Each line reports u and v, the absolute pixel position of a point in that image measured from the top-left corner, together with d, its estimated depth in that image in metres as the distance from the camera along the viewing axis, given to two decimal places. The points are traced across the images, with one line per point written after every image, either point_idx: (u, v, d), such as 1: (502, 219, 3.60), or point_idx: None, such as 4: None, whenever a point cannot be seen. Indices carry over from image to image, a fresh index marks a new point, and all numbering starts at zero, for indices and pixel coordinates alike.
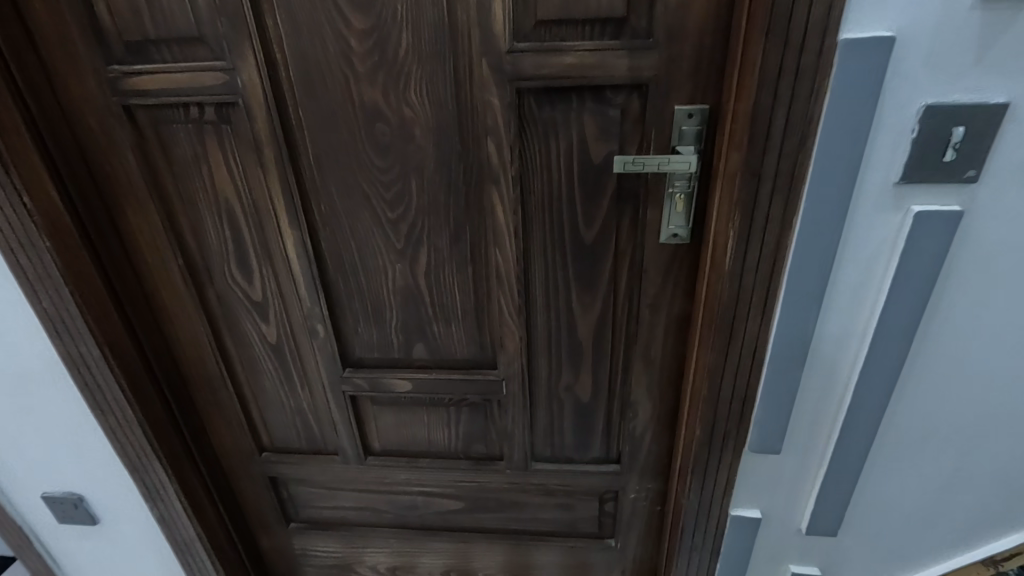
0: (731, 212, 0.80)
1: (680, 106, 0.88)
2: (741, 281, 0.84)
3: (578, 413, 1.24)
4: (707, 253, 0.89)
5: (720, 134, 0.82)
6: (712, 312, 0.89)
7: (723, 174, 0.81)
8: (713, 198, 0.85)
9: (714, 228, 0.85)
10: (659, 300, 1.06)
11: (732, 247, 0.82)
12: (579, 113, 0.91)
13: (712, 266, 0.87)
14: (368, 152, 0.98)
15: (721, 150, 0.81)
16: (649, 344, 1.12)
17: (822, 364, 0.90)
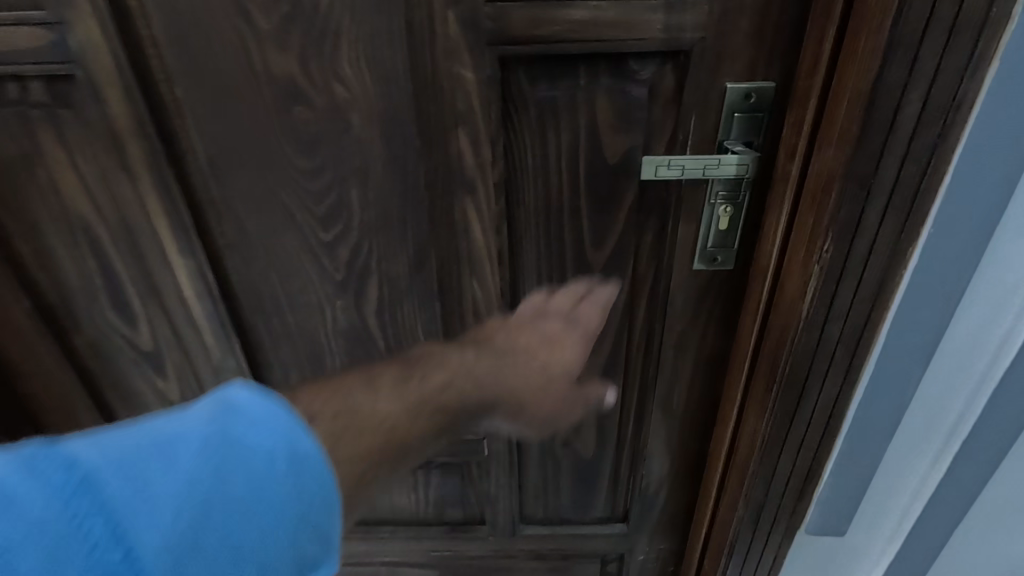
0: (820, 240, 0.55)
1: (733, 84, 0.62)
2: (824, 334, 0.60)
3: (577, 469, 1.00)
4: (767, 289, 0.65)
5: (794, 125, 0.57)
6: (774, 370, 0.65)
7: (808, 185, 0.56)
8: (786, 216, 0.60)
9: (786, 260, 0.61)
10: (686, 340, 0.82)
11: (813, 288, 0.58)
12: (589, 92, 0.64)
13: (778, 310, 0.63)
14: (284, 149, 0.68)
15: (804, 148, 0.56)
16: (670, 391, 0.88)
17: (912, 434, 0.67)
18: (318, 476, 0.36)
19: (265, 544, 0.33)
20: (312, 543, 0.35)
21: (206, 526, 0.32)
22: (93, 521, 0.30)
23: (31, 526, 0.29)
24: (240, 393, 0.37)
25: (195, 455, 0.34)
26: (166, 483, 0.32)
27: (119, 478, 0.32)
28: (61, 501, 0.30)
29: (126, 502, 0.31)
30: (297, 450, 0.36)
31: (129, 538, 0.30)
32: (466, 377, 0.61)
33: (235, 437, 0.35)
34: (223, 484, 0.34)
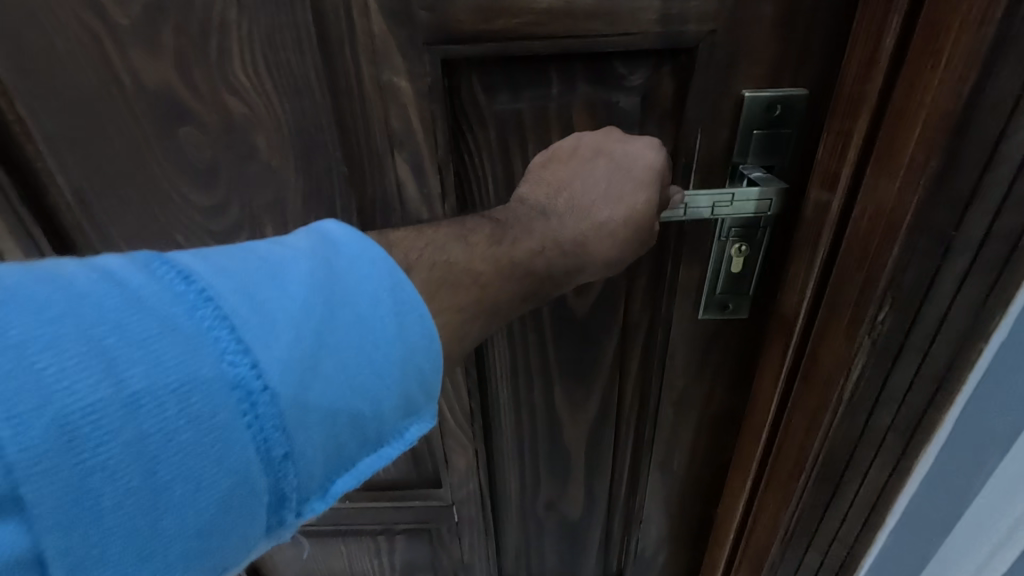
0: (873, 308, 0.42)
1: (752, 93, 0.47)
2: (872, 422, 0.46)
3: (564, 531, 0.87)
4: (790, 358, 0.51)
5: (827, 152, 0.44)
6: (802, 457, 0.52)
7: (854, 235, 0.42)
8: (820, 271, 0.46)
9: (818, 326, 0.47)
10: (689, 396, 0.68)
11: (861, 366, 0.44)
12: (564, 105, 0.49)
13: (808, 386, 0.49)
14: (174, 182, 0.53)
15: (845, 187, 0.42)
16: (670, 450, 0.74)
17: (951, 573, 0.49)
18: (420, 318, 0.34)
19: (381, 374, 0.33)
20: (420, 383, 0.34)
21: (326, 350, 0.31)
22: (219, 326, 0.28)
23: (154, 334, 0.27)
24: (337, 227, 0.35)
25: (308, 278, 0.32)
26: (282, 301, 0.30)
27: (234, 287, 0.30)
28: (187, 306, 0.28)
29: (242, 308, 0.29)
30: (400, 288, 0.34)
31: (252, 352, 0.28)
32: (552, 245, 0.44)
33: (343, 268, 0.33)
34: (337, 315, 0.32)
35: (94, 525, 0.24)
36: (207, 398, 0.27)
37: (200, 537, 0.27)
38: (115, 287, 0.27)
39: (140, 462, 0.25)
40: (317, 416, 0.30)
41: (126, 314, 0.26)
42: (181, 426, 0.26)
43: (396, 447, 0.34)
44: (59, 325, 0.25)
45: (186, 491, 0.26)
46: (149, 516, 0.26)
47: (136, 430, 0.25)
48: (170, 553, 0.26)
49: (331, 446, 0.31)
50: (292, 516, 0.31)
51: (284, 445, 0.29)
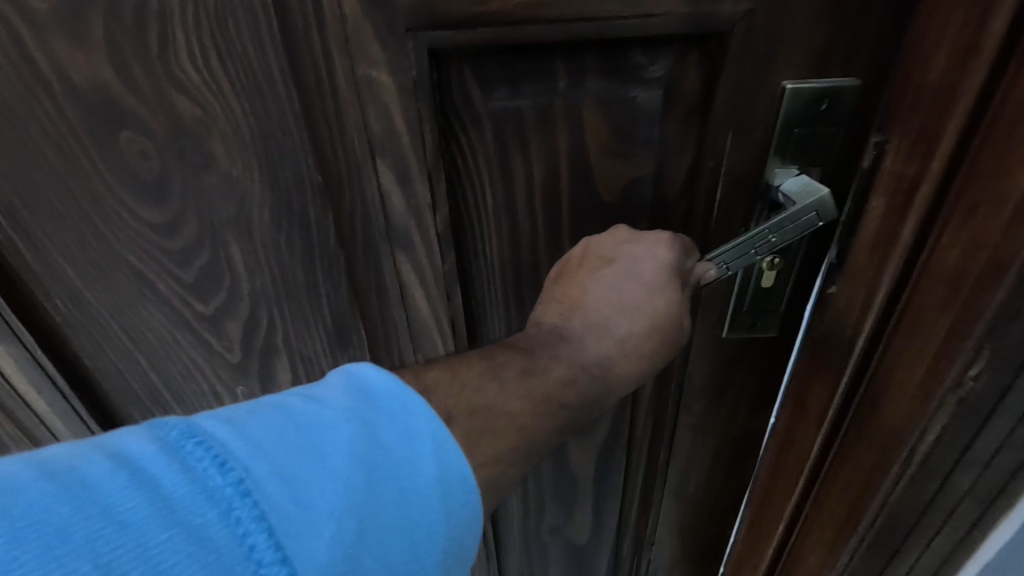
0: (968, 355, 0.40)
1: (793, 83, 0.40)
2: (947, 476, 0.46)
3: (571, 554, 0.81)
4: (841, 394, 0.49)
5: (895, 164, 0.40)
6: (851, 493, 0.51)
7: (938, 265, 0.40)
8: (883, 305, 0.44)
9: (887, 367, 0.45)
10: (709, 420, 0.62)
11: (939, 413, 0.43)
12: (572, 100, 0.42)
13: (869, 426, 0.48)
14: (120, 196, 0.45)
15: (921, 207, 0.39)
16: (686, 474, 0.68)
17: None
18: (463, 482, 0.31)
19: (419, 557, 0.29)
20: (454, 559, 0.31)
21: (364, 539, 0.27)
22: (255, 530, 0.24)
23: (183, 551, 0.23)
24: (375, 374, 0.32)
25: (346, 449, 0.28)
26: (322, 485, 0.27)
27: (271, 474, 0.26)
28: (219, 508, 0.24)
29: (280, 502, 0.25)
30: (444, 450, 0.31)
31: (291, 557, 0.25)
32: (582, 370, 0.42)
33: (382, 430, 0.30)
34: (378, 491, 0.28)
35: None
36: None
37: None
38: (141, 490, 0.23)
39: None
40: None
41: (154, 531, 0.22)
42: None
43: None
44: (79, 554, 0.21)
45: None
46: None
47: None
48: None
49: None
50: None
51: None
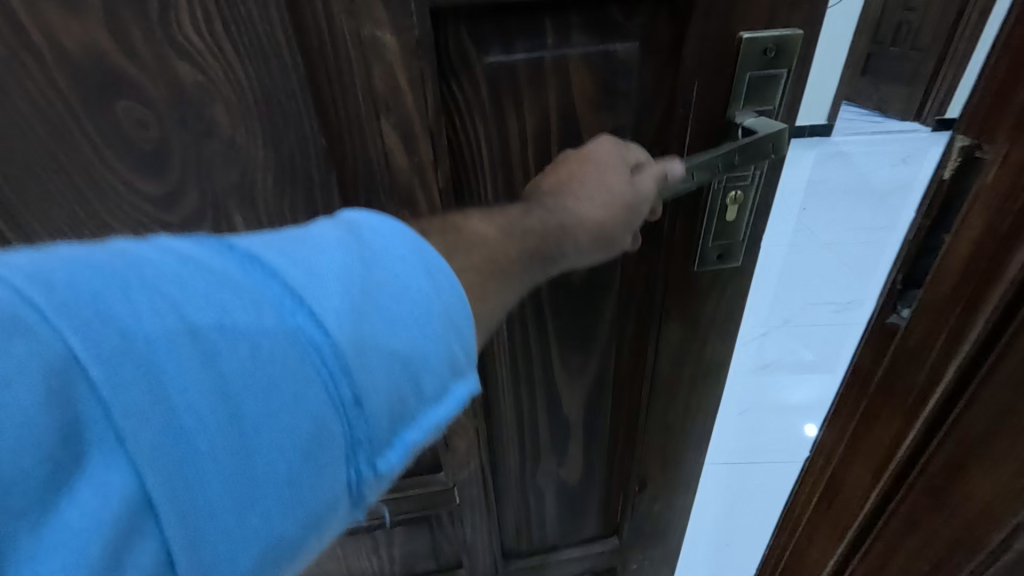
0: None
1: (749, 35, 0.46)
2: None
3: (564, 496, 0.87)
4: (908, 446, 0.38)
5: (999, 175, 0.29)
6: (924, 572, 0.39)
7: None
8: (972, 352, 0.32)
9: (980, 427, 0.33)
10: (684, 351, 0.69)
11: None
12: (560, 57, 0.46)
13: (948, 496, 0.36)
14: (117, 170, 0.45)
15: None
16: (667, 406, 0.76)
17: None
18: (449, 278, 0.32)
19: (425, 332, 0.30)
20: (460, 341, 0.32)
21: (374, 300, 0.29)
22: (272, 281, 0.26)
23: (217, 285, 0.25)
24: (352, 212, 0.33)
25: (338, 243, 0.30)
26: (324, 259, 0.29)
27: (276, 252, 0.28)
28: (239, 266, 0.26)
29: (289, 267, 0.27)
30: (428, 254, 0.32)
31: (308, 303, 0.27)
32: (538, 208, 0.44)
33: (367, 236, 0.31)
34: (376, 274, 0.30)
35: (190, 474, 0.23)
36: (276, 348, 0.25)
37: (283, 490, 0.25)
38: (169, 251, 0.25)
39: (222, 406, 0.23)
40: (380, 364, 0.28)
41: (187, 273, 0.25)
42: (254, 369, 0.24)
43: (450, 401, 0.32)
44: (127, 280, 0.23)
45: (269, 437, 0.24)
46: (235, 463, 0.23)
47: (217, 373, 0.24)
48: (258, 508, 0.24)
49: (397, 396, 0.29)
50: (364, 470, 0.28)
51: (353, 392, 0.27)
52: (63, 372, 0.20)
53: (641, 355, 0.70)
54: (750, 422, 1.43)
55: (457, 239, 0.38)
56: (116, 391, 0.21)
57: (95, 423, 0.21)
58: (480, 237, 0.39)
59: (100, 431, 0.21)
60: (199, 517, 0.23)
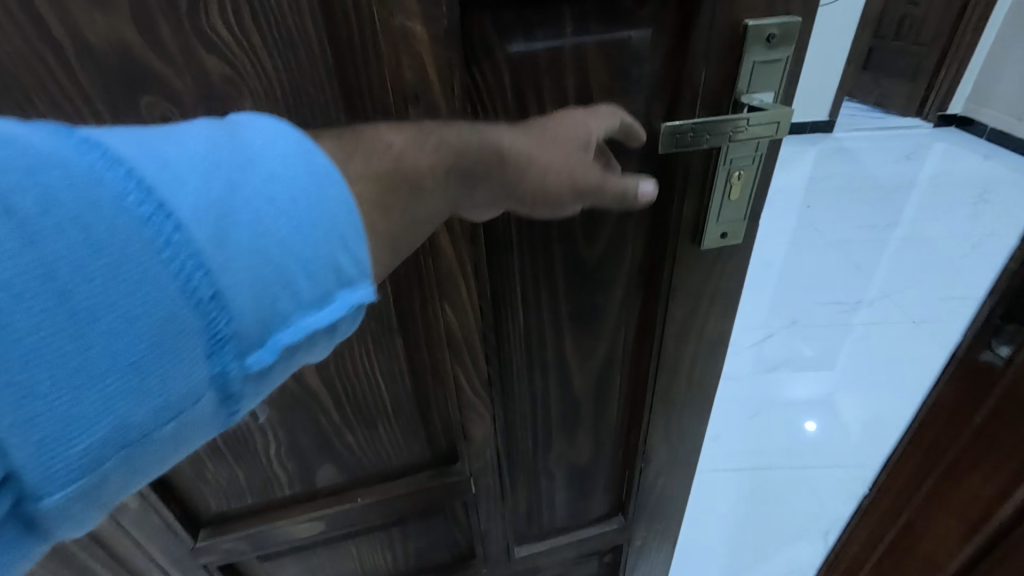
0: None
1: (754, 22, 0.49)
2: None
3: (573, 478, 0.90)
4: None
5: None
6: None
7: None
8: None
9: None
10: (688, 328, 0.73)
11: None
12: (579, 46, 0.48)
13: None
14: None
15: None
16: (671, 384, 0.79)
17: None
18: (334, 183, 0.33)
19: (302, 231, 0.31)
20: (343, 247, 0.33)
21: (241, 197, 0.29)
22: (115, 171, 0.26)
23: (47, 166, 0.24)
24: (239, 113, 0.34)
25: (208, 142, 0.30)
26: (187, 156, 0.29)
27: (130, 145, 0.28)
28: (79, 152, 0.26)
29: (142, 160, 0.27)
30: (314, 158, 0.33)
31: (161, 196, 0.27)
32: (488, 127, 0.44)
33: (245, 136, 0.32)
34: (250, 173, 0.31)
35: (13, 349, 0.22)
36: (118, 236, 0.25)
37: (119, 373, 0.25)
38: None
39: (50, 284, 0.23)
40: (243, 262, 0.29)
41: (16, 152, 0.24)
42: (89, 253, 0.24)
43: (335, 307, 0.33)
44: None
45: (105, 323, 0.25)
46: (63, 345, 0.24)
47: (46, 257, 0.23)
48: (88, 389, 0.24)
49: (262, 293, 0.30)
50: (227, 366, 0.29)
51: (210, 286, 0.27)
52: None
53: (648, 336, 0.73)
54: (761, 423, 1.45)
55: (384, 152, 0.39)
56: None
57: None
58: (388, 146, 0.40)
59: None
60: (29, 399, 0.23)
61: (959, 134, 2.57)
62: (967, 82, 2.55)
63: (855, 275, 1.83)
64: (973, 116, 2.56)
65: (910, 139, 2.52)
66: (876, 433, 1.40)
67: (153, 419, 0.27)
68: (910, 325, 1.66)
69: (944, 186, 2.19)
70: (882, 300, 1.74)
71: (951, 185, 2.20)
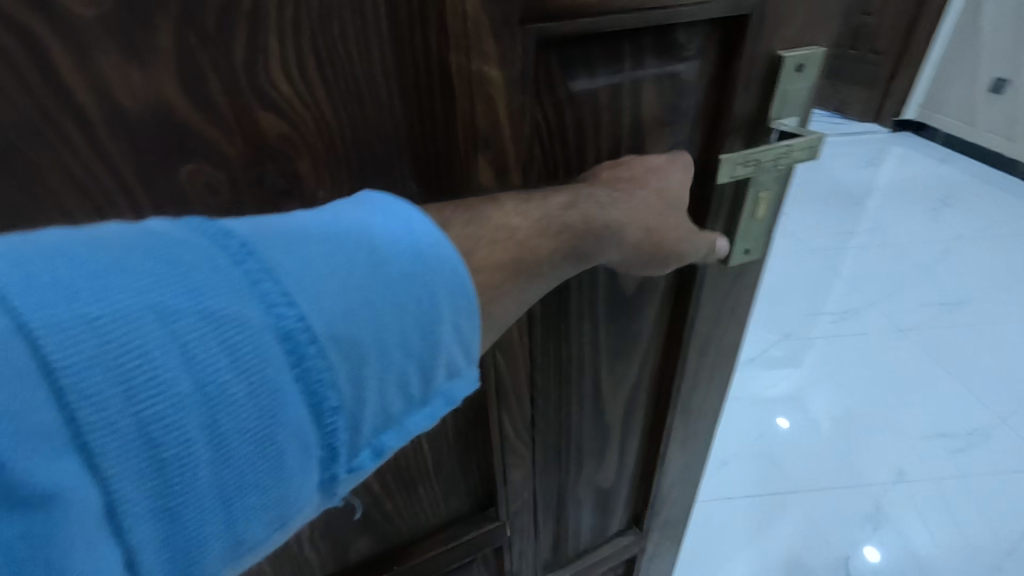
0: None
1: (789, 54, 0.51)
2: None
3: (598, 500, 0.89)
4: None
5: None
6: None
7: None
8: None
9: None
10: (710, 342, 0.75)
11: None
12: (636, 80, 0.47)
13: None
14: None
15: None
16: (692, 396, 0.80)
17: None
18: (454, 273, 0.34)
19: (422, 328, 0.32)
20: (458, 335, 0.34)
21: (367, 295, 0.30)
22: (265, 284, 0.27)
23: (206, 285, 0.26)
24: (377, 198, 0.35)
25: (343, 235, 0.32)
26: (326, 255, 0.30)
27: (276, 247, 0.29)
28: (232, 264, 0.27)
29: (285, 264, 0.29)
30: (438, 247, 0.34)
31: (298, 304, 0.28)
32: (587, 197, 0.44)
33: (374, 225, 0.33)
34: (380, 268, 0.31)
35: (156, 474, 0.24)
36: (258, 352, 0.26)
37: (244, 490, 0.27)
38: (158, 241, 0.27)
39: (203, 408, 0.25)
40: (361, 366, 0.30)
41: (176, 272, 0.26)
42: (237, 373, 0.26)
43: (433, 397, 0.34)
44: (113, 280, 0.24)
45: (237, 439, 0.26)
46: (205, 469, 0.25)
47: (193, 378, 0.25)
48: (214, 511, 0.26)
49: (377, 400, 0.31)
50: (338, 464, 0.31)
51: (333, 393, 0.29)
52: (43, 382, 0.22)
53: (674, 355, 0.74)
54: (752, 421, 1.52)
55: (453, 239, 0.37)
56: (90, 397, 0.22)
57: (57, 439, 0.22)
58: (480, 234, 0.38)
59: (78, 433, 0.22)
60: (164, 520, 0.25)
61: (906, 143, 2.79)
62: (921, 88, 2.81)
63: (837, 282, 1.93)
64: (926, 120, 2.83)
65: (867, 148, 2.72)
66: (867, 439, 1.47)
67: (267, 528, 0.29)
68: (899, 333, 1.75)
69: (896, 192, 2.39)
70: (870, 308, 1.83)
71: (903, 193, 2.38)
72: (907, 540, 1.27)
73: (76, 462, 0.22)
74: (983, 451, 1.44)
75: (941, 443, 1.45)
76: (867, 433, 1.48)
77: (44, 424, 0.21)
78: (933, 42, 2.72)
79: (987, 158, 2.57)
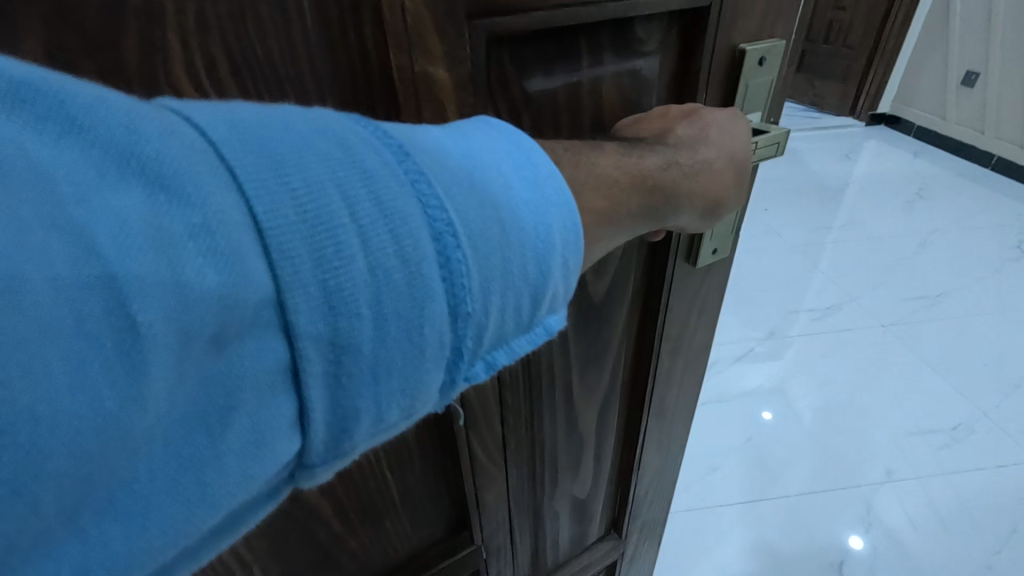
0: None
1: (749, 46, 0.49)
2: None
3: (576, 509, 0.87)
4: None
5: None
6: None
7: None
8: None
9: None
10: (681, 343, 0.73)
11: None
12: (596, 79, 0.44)
13: None
14: None
15: None
16: (664, 400, 0.79)
17: None
18: (570, 208, 0.31)
19: (544, 254, 0.29)
20: (566, 276, 0.31)
21: (500, 210, 0.27)
22: (420, 180, 0.25)
23: (378, 171, 0.24)
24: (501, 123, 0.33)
25: (476, 152, 0.29)
26: (467, 165, 0.28)
27: (425, 150, 0.27)
28: (392, 155, 0.25)
29: (436, 165, 0.26)
30: (556, 180, 0.31)
31: (446, 205, 0.25)
32: (675, 162, 0.41)
33: (500, 147, 0.31)
34: (510, 187, 0.29)
35: (323, 353, 0.22)
36: (416, 243, 0.24)
37: (387, 389, 0.24)
38: (329, 122, 0.25)
39: (372, 291, 0.23)
40: (499, 277, 0.27)
41: (345, 154, 0.24)
42: (399, 262, 0.23)
43: (539, 333, 0.32)
44: (296, 151, 0.23)
45: (395, 331, 0.24)
46: (366, 353, 0.23)
47: (364, 258, 0.22)
48: (364, 404, 0.24)
49: (497, 320, 0.27)
50: (463, 378, 0.28)
51: (470, 305, 0.26)
52: (229, 235, 0.20)
53: (645, 359, 0.72)
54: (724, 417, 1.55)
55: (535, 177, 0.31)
56: (273, 260, 0.21)
57: (244, 295, 0.20)
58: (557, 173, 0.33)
59: (276, 297, 0.21)
60: (332, 400, 0.23)
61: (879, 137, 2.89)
62: (893, 85, 2.94)
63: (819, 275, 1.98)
64: (900, 114, 2.96)
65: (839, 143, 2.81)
66: (841, 430, 1.50)
67: (403, 424, 0.26)
68: (880, 329, 1.77)
69: (869, 184, 2.47)
70: (852, 304, 1.86)
71: (882, 186, 2.45)
72: (894, 537, 1.30)
73: (269, 312, 0.21)
74: (967, 446, 1.46)
75: (927, 440, 1.47)
76: (848, 428, 1.51)
77: (254, 279, 0.20)
78: (907, 38, 2.85)
79: (960, 150, 2.69)
